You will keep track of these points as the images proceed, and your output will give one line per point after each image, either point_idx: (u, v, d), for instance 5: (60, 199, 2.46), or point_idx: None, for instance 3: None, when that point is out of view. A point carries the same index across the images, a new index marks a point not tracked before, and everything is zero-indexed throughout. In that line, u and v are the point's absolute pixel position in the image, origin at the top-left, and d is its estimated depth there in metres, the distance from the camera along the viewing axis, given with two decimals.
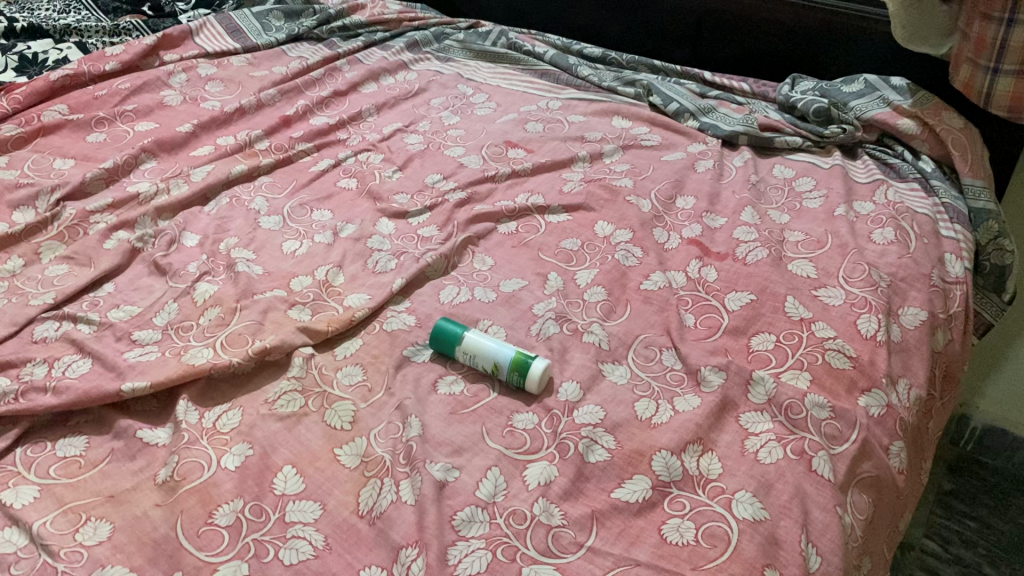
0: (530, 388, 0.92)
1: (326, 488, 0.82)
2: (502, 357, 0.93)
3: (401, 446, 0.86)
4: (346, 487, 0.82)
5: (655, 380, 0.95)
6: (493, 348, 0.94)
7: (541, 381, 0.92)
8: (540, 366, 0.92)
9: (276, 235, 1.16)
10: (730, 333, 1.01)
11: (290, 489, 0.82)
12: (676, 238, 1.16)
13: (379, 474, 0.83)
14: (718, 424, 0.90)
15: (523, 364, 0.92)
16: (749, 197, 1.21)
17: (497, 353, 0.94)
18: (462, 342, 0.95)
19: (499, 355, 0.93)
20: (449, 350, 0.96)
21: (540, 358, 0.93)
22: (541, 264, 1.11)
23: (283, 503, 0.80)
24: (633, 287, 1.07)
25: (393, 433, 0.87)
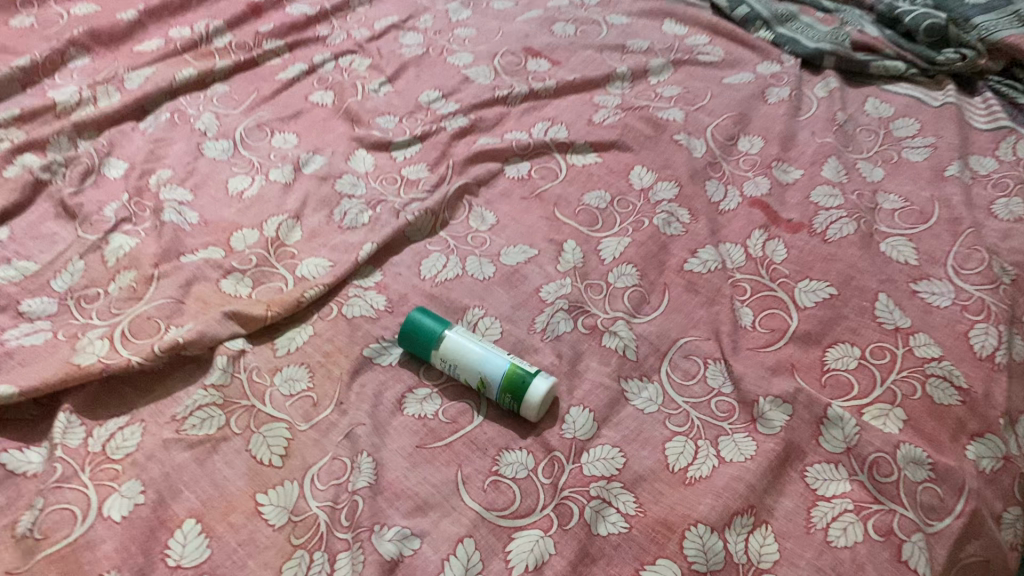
0: (527, 415, 0.69)
1: (237, 559, 0.60)
2: (490, 370, 0.70)
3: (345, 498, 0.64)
4: (266, 558, 0.61)
5: (695, 410, 0.71)
6: (479, 357, 0.71)
7: (542, 406, 0.69)
8: (541, 387, 0.68)
9: (223, 167, 0.91)
10: (798, 342, 0.77)
11: (188, 559, 0.60)
12: (735, 197, 0.90)
13: (310, 545, 0.61)
14: (775, 484, 0.67)
15: (518, 384, 0.69)
16: (833, 142, 0.94)
17: (484, 365, 0.70)
18: (439, 346, 0.72)
19: (487, 368, 0.70)
20: (422, 354, 0.73)
21: (542, 374, 0.70)
22: (557, 226, 0.86)
23: None
24: (675, 267, 0.82)
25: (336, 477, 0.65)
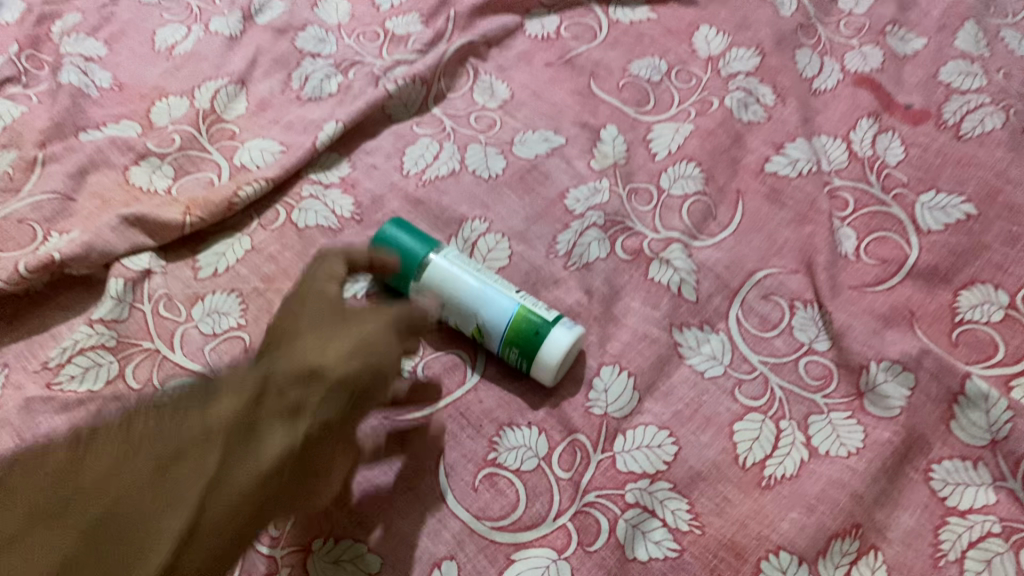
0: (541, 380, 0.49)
1: None
2: (491, 315, 0.50)
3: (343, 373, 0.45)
4: None
5: (776, 375, 0.51)
6: (475, 294, 0.50)
7: (562, 367, 0.49)
8: (560, 343, 0.49)
9: (152, 12, 0.69)
10: (919, 280, 0.55)
11: None
12: (833, 72, 0.66)
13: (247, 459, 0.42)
14: (888, 492, 0.47)
15: (528, 337, 0.49)
16: (969, 2, 0.70)
17: (482, 306, 0.50)
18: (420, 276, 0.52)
19: (487, 311, 0.50)
20: (396, 284, 0.53)
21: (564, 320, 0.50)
22: (592, 105, 0.64)
23: None
24: (750, 169, 0.60)
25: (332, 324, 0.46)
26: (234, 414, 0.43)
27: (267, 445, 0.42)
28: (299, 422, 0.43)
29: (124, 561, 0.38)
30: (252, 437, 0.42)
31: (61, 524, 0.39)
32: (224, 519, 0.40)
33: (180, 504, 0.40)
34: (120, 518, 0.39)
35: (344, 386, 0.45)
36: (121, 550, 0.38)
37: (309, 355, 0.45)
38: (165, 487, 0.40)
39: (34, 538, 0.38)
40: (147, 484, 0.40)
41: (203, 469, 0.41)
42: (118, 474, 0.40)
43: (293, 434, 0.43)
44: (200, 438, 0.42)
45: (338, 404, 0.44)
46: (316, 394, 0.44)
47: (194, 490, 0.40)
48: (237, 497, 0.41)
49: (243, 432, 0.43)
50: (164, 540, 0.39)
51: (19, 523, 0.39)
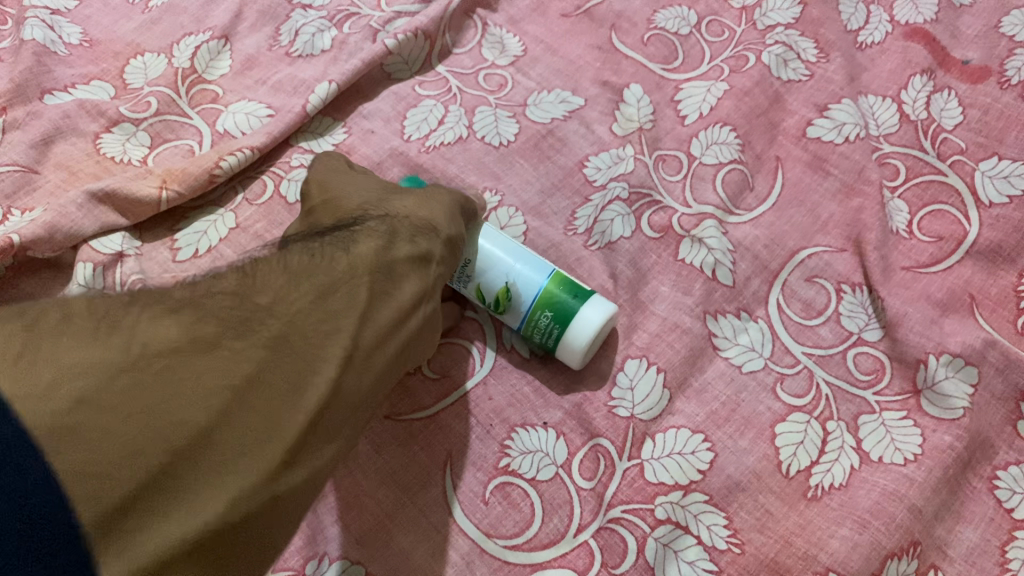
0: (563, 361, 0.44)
1: None
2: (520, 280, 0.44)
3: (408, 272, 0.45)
4: None
5: (822, 369, 0.46)
6: (503, 252, 0.45)
7: (591, 347, 0.44)
8: (593, 321, 0.43)
9: None
10: (981, 260, 0.49)
11: None
12: (881, 23, 0.60)
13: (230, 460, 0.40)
14: (949, 505, 0.42)
15: (558, 312, 0.43)
16: None
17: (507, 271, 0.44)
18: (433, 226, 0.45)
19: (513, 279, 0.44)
20: None
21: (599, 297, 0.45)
22: (614, 62, 0.57)
23: None
24: (790, 133, 0.54)
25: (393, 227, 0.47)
26: (377, 232, 0.37)
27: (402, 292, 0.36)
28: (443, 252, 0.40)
29: (304, 377, 0.29)
30: (399, 259, 0.36)
31: (224, 330, 0.28)
32: (388, 328, 0.34)
33: (351, 306, 0.32)
34: (295, 323, 0.30)
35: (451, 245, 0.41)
36: (299, 357, 0.29)
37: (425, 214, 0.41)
38: (332, 291, 0.32)
39: (196, 349, 0.27)
40: (314, 287, 0.32)
41: (359, 268, 0.34)
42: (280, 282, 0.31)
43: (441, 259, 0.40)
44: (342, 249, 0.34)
45: (444, 205, 0.43)
46: (437, 210, 0.42)
47: (360, 294, 0.33)
48: (396, 321, 0.34)
49: (389, 246, 0.36)
50: (339, 346, 0.31)
51: (208, 324, 0.28)
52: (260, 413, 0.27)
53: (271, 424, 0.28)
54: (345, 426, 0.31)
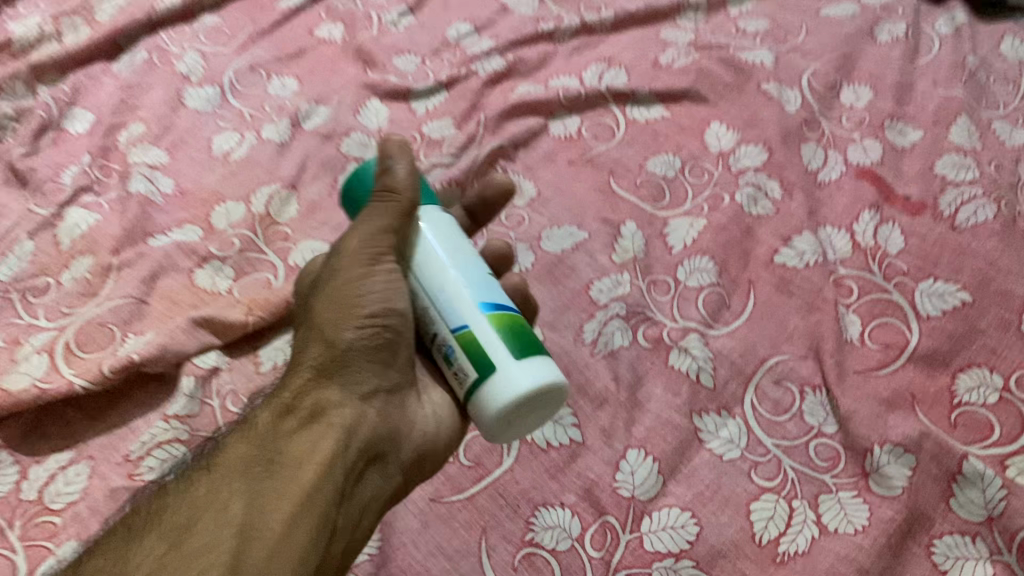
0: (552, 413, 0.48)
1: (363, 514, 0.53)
2: None
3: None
4: None
5: (789, 458, 0.56)
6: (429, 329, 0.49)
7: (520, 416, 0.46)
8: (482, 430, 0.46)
9: (207, 121, 0.75)
10: (921, 364, 0.60)
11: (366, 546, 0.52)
12: (836, 165, 0.72)
13: None
14: (893, 566, 0.51)
15: None
16: (962, 95, 0.75)
17: None
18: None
19: None
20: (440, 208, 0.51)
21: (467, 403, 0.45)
22: (612, 202, 0.69)
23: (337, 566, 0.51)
24: (761, 259, 0.66)
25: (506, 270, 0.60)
26: (254, 433, 0.46)
27: (299, 470, 0.45)
28: (366, 368, 0.48)
29: None
30: (289, 441, 0.46)
31: (162, 559, 0.41)
32: (283, 515, 0.43)
33: (229, 515, 0.42)
34: (171, 560, 0.41)
35: (367, 357, 0.48)
36: None
37: (317, 321, 0.48)
38: (203, 518, 0.42)
39: None
40: (188, 525, 0.42)
41: (231, 477, 0.44)
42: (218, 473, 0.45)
43: (354, 400, 0.48)
44: (249, 436, 0.46)
45: (330, 315, 0.48)
46: (320, 340, 0.48)
47: (239, 500, 0.43)
48: (310, 481, 0.44)
49: (293, 413, 0.47)
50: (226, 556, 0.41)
51: None
52: None
53: None
54: (293, 569, 0.42)
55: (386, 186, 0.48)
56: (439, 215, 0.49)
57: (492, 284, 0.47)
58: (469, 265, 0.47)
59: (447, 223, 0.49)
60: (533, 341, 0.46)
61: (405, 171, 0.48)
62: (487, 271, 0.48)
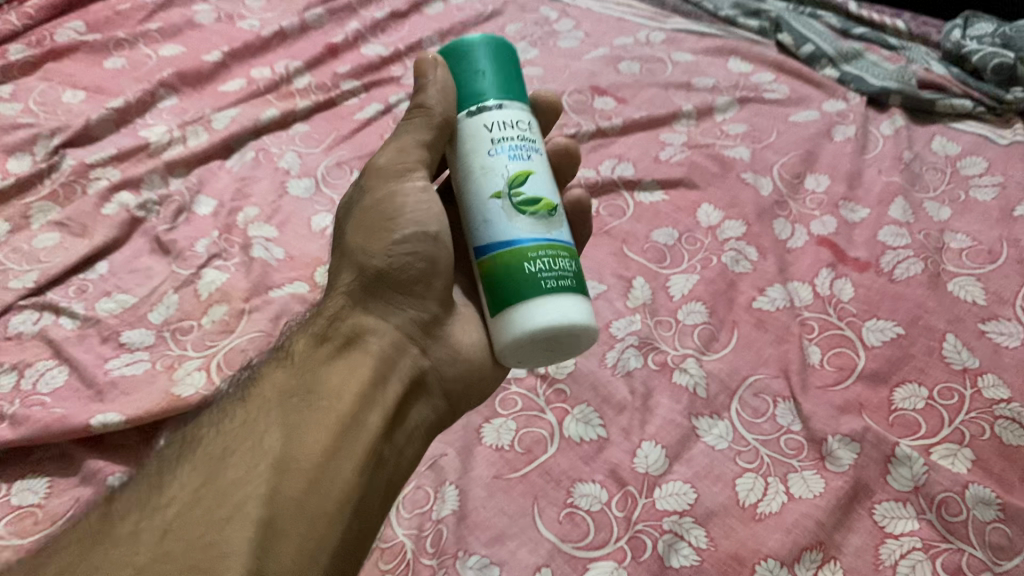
0: (580, 331, 0.53)
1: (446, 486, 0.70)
2: None
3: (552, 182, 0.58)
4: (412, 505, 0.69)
5: (765, 447, 0.73)
6: None
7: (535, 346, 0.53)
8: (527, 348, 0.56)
9: (306, 205, 0.95)
10: (866, 381, 0.78)
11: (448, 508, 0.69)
12: (801, 235, 0.92)
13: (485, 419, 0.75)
14: (843, 522, 0.68)
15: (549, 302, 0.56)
16: (899, 182, 0.95)
17: None
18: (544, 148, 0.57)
19: None
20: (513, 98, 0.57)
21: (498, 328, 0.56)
22: (625, 262, 0.89)
23: (429, 523, 0.68)
24: (743, 305, 0.85)
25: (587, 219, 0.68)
26: (297, 368, 0.57)
27: (332, 402, 0.54)
28: (400, 297, 0.59)
29: (236, 494, 0.50)
30: (324, 375, 0.56)
31: (216, 465, 0.52)
32: (317, 440, 0.52)
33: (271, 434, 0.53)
34: (222, 464, 0.52)
35: (399, 283, 0.59)
36: (225, 490, 0.50)
37: (359, 240, 0.60)
38: (252, 435, 0.53)
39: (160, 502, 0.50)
40: (239, 439, 0.53)
41: (275, 403, 0.55)
42: (263, 400, 0.56)
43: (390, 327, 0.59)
44: (293, 368, 0.58)
45: (364, 242, 0.59)
46: (352, 270, 0.60)
47: (279, 423, 0.54)
48: (342, 414, 0.54)
49: (331, 341, 0.58)
50: (265, 467, 0.51)
51: (141, 500, 0.50)
52: (197, 528, 0.48)
53: (211, 532, 0.48)
54: (330, 492, 0.51)
55: (414, 106, 0.57)
56: (467, 128, 0.55)
57: (492, 213, 0.53)
58: (481, 198, 0.54)
59: (478, 132, 0.55)
60: (505, 278, 0.52)
61: (434, 86, 0.57)
62: (491, 196, 0.54)
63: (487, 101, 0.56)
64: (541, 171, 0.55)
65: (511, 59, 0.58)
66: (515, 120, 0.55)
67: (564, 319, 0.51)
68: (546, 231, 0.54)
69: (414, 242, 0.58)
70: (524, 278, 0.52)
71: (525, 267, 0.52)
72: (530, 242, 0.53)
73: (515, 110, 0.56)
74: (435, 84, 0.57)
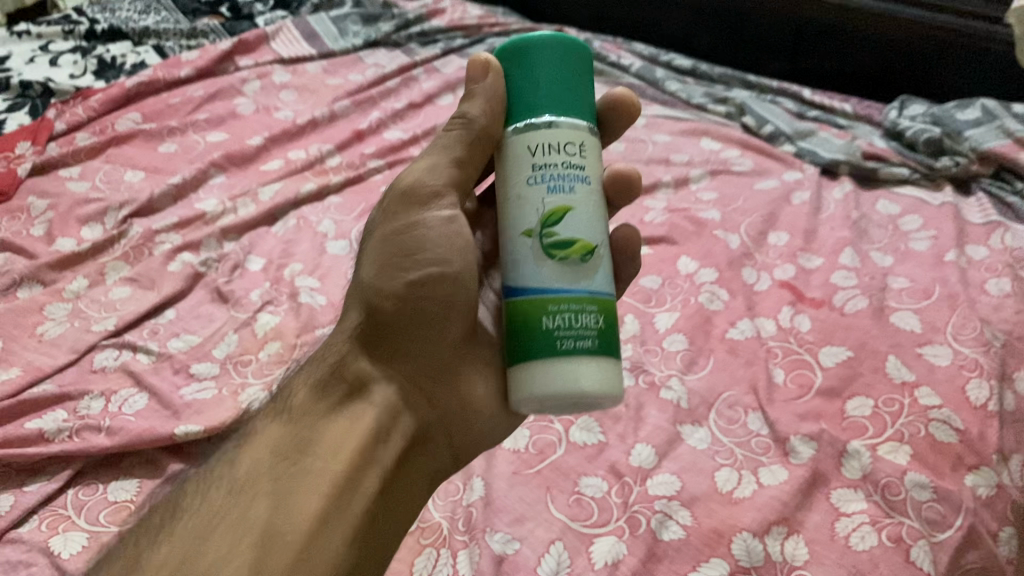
0: (585, 395, 0.56)
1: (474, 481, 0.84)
2: None
3: (603, 211, 0.61)
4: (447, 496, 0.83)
5: (738, 447, 0.88)
6: None
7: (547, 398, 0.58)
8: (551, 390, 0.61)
9: (342, 261, 1.11)
10: (823, 395, 0.93)
11: (475, 495, 0.83)
12: (765, 279, 1.08)
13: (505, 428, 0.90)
14: (804, 503, 0.82)
15: None
16: (848, 236, 1.12)
17: None
18: (596, 174, 0.60)
19: None
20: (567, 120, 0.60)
21: None
22: (617, 304, 1.05)
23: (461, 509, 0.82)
24: (718, 336, 1.00)
25: (636, 233, 0.76)
26: (297, 429, 0.66)
27: (325, 466, 0.62)
28: (400, 351, 0.69)
29: (238, 552, 0.57)
30: (321, 438, 0.65)
31: (220, 525, 0.60)
32: (309, 502, 0.60)
33: (269, 498, 0.61)
34: (226, 524, 0.60)
35: (399, 336, 0.68)
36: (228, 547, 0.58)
37: (377, 273, 0.67)
38: (253, 499, 0.61)
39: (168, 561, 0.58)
40: (242, 499, 0.61)
41: (276, 465, 0.63)
42: (264, 463, 0.64)
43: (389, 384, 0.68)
44: (292, 430, 0.66)
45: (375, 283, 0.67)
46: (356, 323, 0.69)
47: (279, 484, 0.62)
48: (333, 477, 0.62)
49: (329, 402, 0.67)
50: (262, 525, 0.59)
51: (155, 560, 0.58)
52: None
53: None
54: (319, 550, 0.58)
55: (460, 113, 0.63)
56: (514, 152, 0.60)
57: (523, 252, 0.58)
58: (516, 234, 0.59)
59: (523, 159, 0.59)
60: (525, 327, 0.58)
61: (483, 99, 0.62)
62: (524, 234, 0.58)
63: (536, 121, 0.59)
64: (585, 205, 0.59)
65: (576, 66, 0.61)
66: (564, 143, 0.59)
67: (566, 383, 0.56)
68: (573, 278, 0.58)
69: (429, 276, 0.66)
70: (539, 332, 0.57)
71: (543, 322, 0.57)
72: (552, 292, 0.58)
73: (566, 132, 0.59)
74: (485, 91, 0.62)
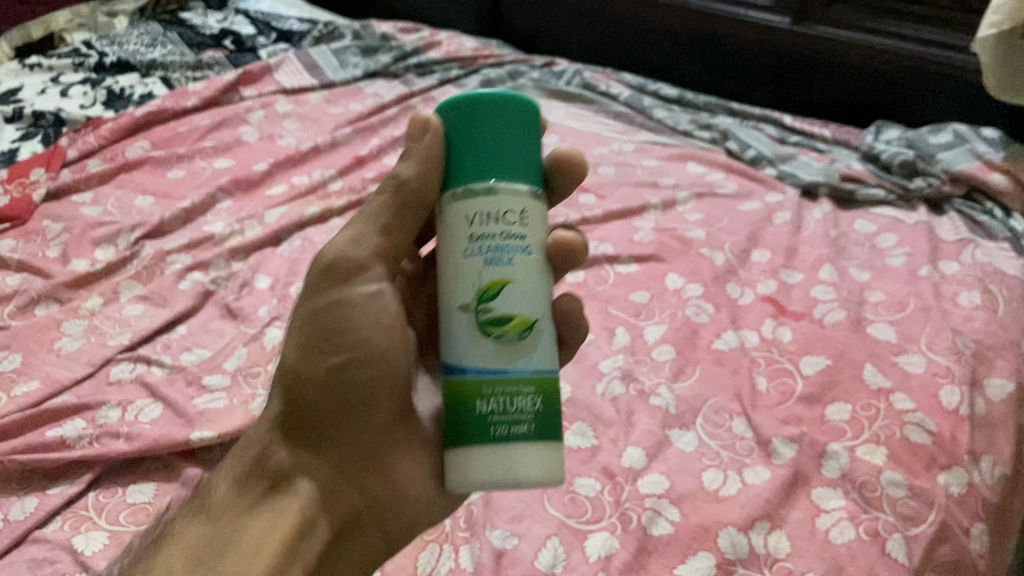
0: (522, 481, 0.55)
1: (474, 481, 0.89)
2: None
3: (544, 279, 0.59)
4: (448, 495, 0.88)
5: (724, 449, 0.93)
6: None
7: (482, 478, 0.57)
8: None
9: None
10: (804, 401, 0.98)
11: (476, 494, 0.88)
12: (749, 293, 1.13)
13: None
14: (786, 500, 0.87)
15: None
16: (827, 253, 1.18)
17: None
18: (534, 240, 0.58)
19: None
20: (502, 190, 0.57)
21: None
22: (609, 318, 1.10)
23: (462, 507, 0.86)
24: (704, 347, 1.05)
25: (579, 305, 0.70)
26: (214, 519, 0.60)
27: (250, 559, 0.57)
28: (331, 433, 0.64)
29: None
30: (244, 528, 0.59)
31: None
32: None
33: None
34: None
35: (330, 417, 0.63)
36: None
37: (301, 354, 0.63)
38: None
39: None
40: None
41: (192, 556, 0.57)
42: (175, 555, 0.57)
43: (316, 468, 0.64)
44: (207, 520, 0.60)
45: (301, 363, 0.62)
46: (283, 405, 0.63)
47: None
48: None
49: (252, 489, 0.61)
50: None
51: None
52: None
53: None
54: None
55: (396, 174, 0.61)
56: (449, 221, 0.58)
57: (459, 325, 0.57)
58: (454, 309, 0.57)
59: (459, 233, 0.57)
60: (461, 407, 0.56)
61: (415, 164, 0.59)
62: (460, 308, 0.57)
63: (470, 191, 0.57)
64: (522, 278, 0.57)
65: (517, 127, 0.58)
66: (501, 211, 0.56)
67: (503, 466, 0.55)
68: (506, 357, 0.57)
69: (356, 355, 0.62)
70: (472, 418, 0.56)
71: (477, 406, 0.56)
72: (489, 374, 0.56)
73: (505, 198, 0.56)
74: (419, 154, 0.59)
